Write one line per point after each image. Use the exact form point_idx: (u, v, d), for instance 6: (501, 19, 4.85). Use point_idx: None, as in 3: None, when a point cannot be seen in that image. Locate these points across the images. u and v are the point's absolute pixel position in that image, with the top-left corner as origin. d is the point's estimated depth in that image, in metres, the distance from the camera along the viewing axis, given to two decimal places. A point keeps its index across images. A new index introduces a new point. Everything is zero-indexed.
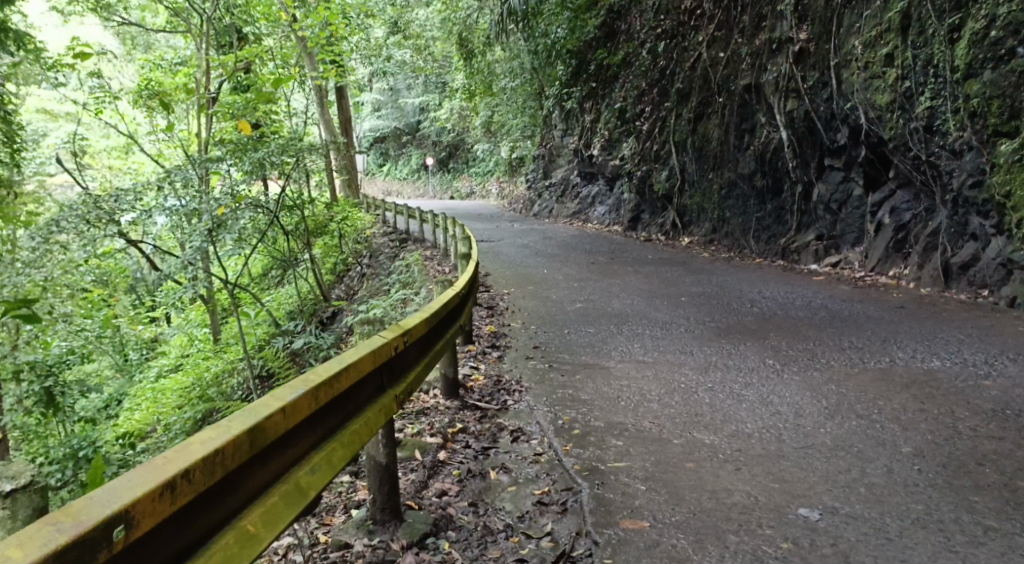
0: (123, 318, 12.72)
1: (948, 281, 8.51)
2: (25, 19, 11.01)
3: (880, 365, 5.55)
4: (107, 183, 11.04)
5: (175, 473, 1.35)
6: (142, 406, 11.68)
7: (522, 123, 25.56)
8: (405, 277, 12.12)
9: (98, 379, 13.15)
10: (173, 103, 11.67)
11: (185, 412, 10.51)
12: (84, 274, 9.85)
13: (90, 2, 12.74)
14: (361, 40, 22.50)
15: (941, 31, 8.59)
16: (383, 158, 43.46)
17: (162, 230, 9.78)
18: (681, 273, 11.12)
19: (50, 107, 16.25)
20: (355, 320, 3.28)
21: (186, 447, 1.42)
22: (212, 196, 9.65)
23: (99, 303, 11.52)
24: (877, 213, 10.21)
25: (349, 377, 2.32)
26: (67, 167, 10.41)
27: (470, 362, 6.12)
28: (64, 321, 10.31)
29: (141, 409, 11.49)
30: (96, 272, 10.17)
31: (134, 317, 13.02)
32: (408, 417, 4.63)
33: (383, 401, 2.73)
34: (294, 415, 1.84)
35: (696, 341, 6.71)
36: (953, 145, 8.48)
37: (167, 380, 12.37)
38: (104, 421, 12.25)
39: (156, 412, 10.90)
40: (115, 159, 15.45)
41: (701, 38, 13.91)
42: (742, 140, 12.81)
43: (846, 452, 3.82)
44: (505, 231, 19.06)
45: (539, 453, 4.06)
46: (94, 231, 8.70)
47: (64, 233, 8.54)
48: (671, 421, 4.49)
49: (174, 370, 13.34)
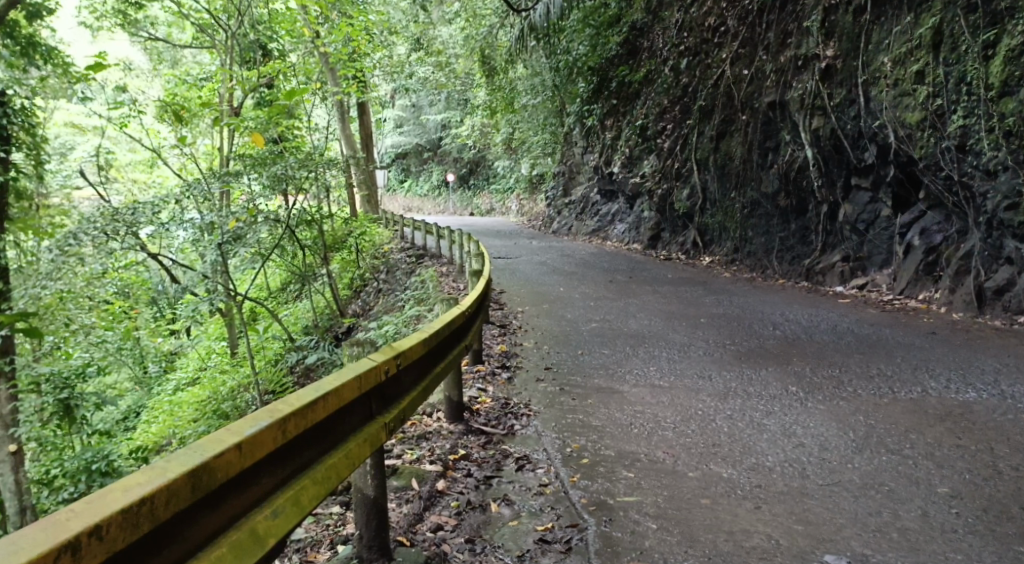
0: (142, 330, 12.70)
1: (981, 306, 8.14)
2: (54, 34, 11.12)
3: (910, 396, 5.21)
4: (130, 196, 11.06)
5: (77, 531, 1.25)
6: (159, 418, 11.60)
7: (543, 140, 25.47)
8: (419, 294, 11.96)
9: (116, 390, 13.11)
10: (196, 117, 11.68)
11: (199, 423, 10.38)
12: (104, 286, 9.83)
13: (118, 18, 12.85)
14: (384, 57, 22.60)
15: (975, 47, 8.30)
16: (404, 174, 43.52)
17: (182, 242, 9.75)
18: (701, 293, 10.84)
19: (79, 121, 16.39)
20: (343, 342, 3.05)
21: (102, 499, 1.33)
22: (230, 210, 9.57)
23: (119, 315, 11.53)
24: (905, 235, 9.87)
25: (331, 404, 2.17)
26: (92, 181, 10.44)
27: (478, 383, 5.89)
28: (85, 332, 10.29)
29: (158, 421, 11.38)
30: (116, 284, 10.15)
31: (153, 329, 13.00)
32: (408, 441, 4.41)
33: (371, 429, 2.57)
34: (252, 453, 1.71)
35: (715, 365, 6.42)
36: (987, 164, 8.14)
37: (184, 393, 12.30)
38: (121, 433, 12.18)
39: (172, 425, 10.77)
40: (139, 173, 15.53)
41: (724, 55, 13.68)
42: (766, 159, 12.53)
43: (877, 491, 3.53)
44: (523, 247, 18.85)
45: (544, 484, 3.81)
46: (112, 243, 8.61)
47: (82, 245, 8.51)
48: (686, 452, 4.21)
49: (191, 383, 13.27)
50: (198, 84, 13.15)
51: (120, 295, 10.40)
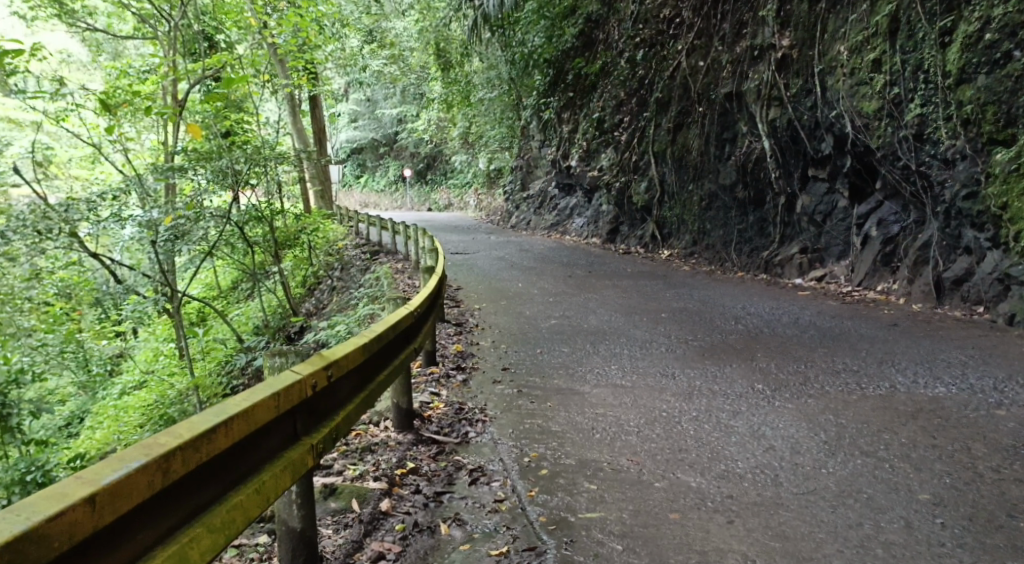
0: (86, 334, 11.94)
1: (940, 296, 8.11)
2: None
3: (879, 392, 5.05)
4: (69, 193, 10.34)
5: None
6: (101, 425, 10.83)
7: (500, 135, 25.13)
8: (373, 291, 11.51)
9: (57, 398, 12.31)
10: (137, 109, 10.99)
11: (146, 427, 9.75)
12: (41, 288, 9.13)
13: (52, 6, 12.02)
14: (336, 49, 21.97)
15: (931, 34, 8.27)
16: (359, 169, 42.52)
17: (126, 241, 9.13)
18: (662, 287, 10.63)
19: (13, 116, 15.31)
20: (264, 351, 2.65)
21: None
22: (174, 205, 8.98)
23: (60, 318, 10.80)
24: (864, 226, 9.84)
25: (238, 430, 1.79)
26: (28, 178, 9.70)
27: (431, 387, 5.52)
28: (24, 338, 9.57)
29: (102, 427, 10.65)
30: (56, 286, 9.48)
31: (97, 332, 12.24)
32: (351, 456, 4.02)
33: (295, 452, 2.17)
34: (112, 507, 1.35)
35: (678, 362, 6.19)
36: (944, 154, 8.13)
37: (130, 398, 11.58)
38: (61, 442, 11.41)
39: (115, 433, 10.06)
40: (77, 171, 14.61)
41: (681, 47, 13.57)
42: (723, 150, 12.43)
43: (855, 499, 3.31)
44: (481, 243, 18.45)
45: (500, 500, 3.48)
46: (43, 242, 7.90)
47: (12, 244, 7.84)
48: (651, 459, 3.94)
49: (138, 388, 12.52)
50: (139, 74, 12.41)
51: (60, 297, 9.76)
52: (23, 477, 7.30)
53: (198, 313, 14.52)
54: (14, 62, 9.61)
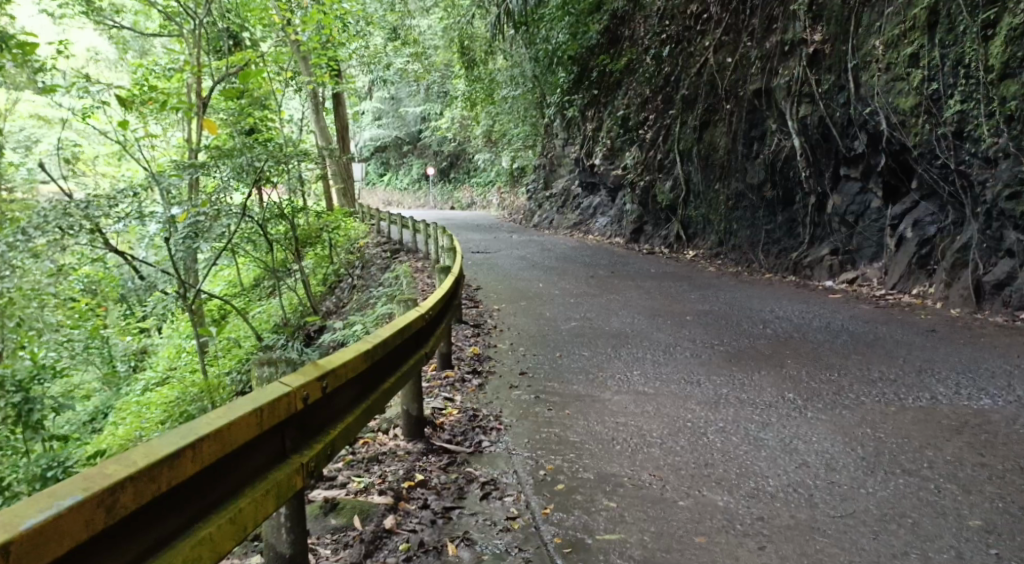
0: (112, 329, 11.93)
1: (980, 300, 7.71)
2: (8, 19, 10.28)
3: (919, 404, 4.74)
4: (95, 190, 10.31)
5: None
6: (124, 420, 10.78)
7: (523, 133, 24.90)
8: (392, 290, 11.37)
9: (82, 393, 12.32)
10: (162, 107, 10.95)
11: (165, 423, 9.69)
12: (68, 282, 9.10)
13: (80, 5, 12.03)
14: (361, 48, 21.87)
15: (973, 27, 7.88)
16: (383, 168, 42.41)
17: (148, 238, 9.05)
18: (687, 289, 10.31)
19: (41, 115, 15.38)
20: (254, 360, 2.46)
21: None
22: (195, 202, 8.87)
23: (86, 313, 10.80)
24: (898, 226, 9.44)
25: (210, 454, 1.62)
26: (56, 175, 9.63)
27: (445, 392, 5.32)
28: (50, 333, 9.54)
29: (124, 423, 10.62)
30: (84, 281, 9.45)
31: (123, 327, 12.23)
32: (357, 467, 3.83)
33: (281, 473, 1.98)
34: (35, 552, 1.21)
35: (703, 368, 5.91)
36: (986, 151, 7.75)
37: (152, 393, 11.52)
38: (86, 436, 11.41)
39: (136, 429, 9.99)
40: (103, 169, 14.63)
41: (708, 43, 13.24)
42: (751, 149, 12.07)
43: (899, 526, 3.03)
44: (503, 242, 18.23)
45: (512, 518, 3.26)
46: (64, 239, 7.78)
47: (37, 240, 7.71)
48: (675, 474, 3.70)
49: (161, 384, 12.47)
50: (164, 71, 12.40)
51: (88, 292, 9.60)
52: (43, 473, 7.15)
53: (219, 311, 14.49)
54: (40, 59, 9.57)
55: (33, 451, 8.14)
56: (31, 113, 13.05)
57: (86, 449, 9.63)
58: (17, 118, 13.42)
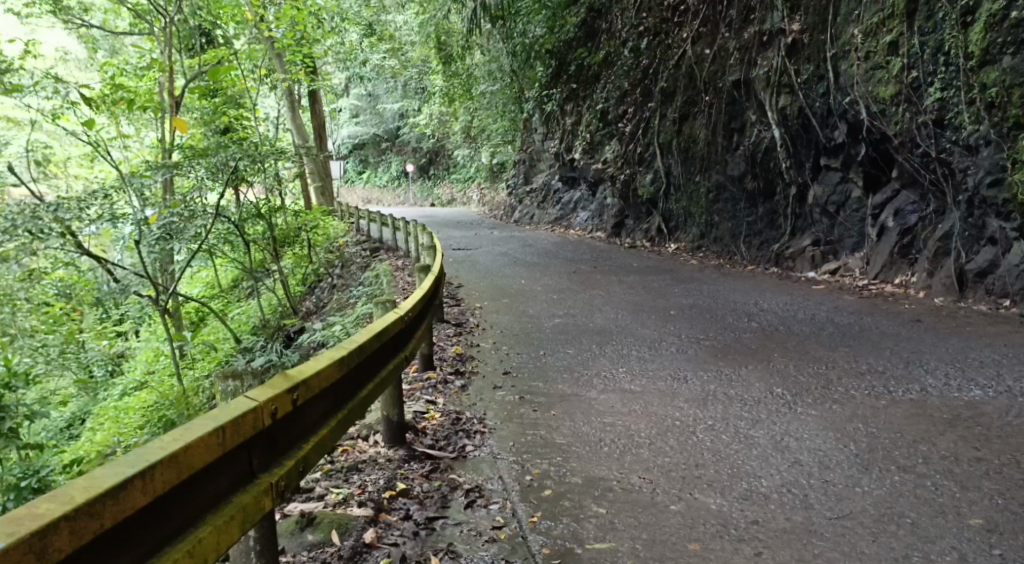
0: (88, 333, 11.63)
1: (963, 289, 7.71)
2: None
3: (909, 397, 4.68)
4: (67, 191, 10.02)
5: None
6: (101, 426, 10.50)
7: (502, 128, 24.71)
8: (372, 289, 11.17)
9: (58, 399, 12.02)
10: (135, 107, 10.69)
11: (143, 428, 9.40)
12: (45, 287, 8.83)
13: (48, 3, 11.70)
14: (337, 44, 21.55)
15: (952, 14, 7.87)
16: (361, 166, 41.91)
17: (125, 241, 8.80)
18: (670, 282, 10.23)
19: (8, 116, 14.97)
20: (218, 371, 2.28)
21: None
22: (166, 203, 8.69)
23: (60, 318, 10.50)
24: (879, 216, 9.43)
25: (164, 482, 1.45)
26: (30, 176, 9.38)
27: (426, 395, 5.16)
28: (26, 338, 9.28)
29: (102, 429, 10.34)
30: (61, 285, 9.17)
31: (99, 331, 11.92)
32: (336, 477, 3.66)
33: (247, 496, 1.80)
34: None
35: (690, 364, 5.82)
36: (967, 139, 7.74)
37: (131, 398, 11.24)
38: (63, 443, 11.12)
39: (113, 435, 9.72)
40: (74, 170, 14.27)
41: (686, 35, 13.16)
42: (731, 140, 12.01)
43: (898, 527, 2.97)
44: (484, 238, 18.05)
45: (498, 527, 3.12)
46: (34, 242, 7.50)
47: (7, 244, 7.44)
48: (665, 476, 3.58)
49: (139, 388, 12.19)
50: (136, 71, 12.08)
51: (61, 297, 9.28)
52: (17, 483, 6.78)
53: (196, 313, 14.19)
54: (6, 59, 9.28)
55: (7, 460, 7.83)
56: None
57: (62, 457, 9.34)
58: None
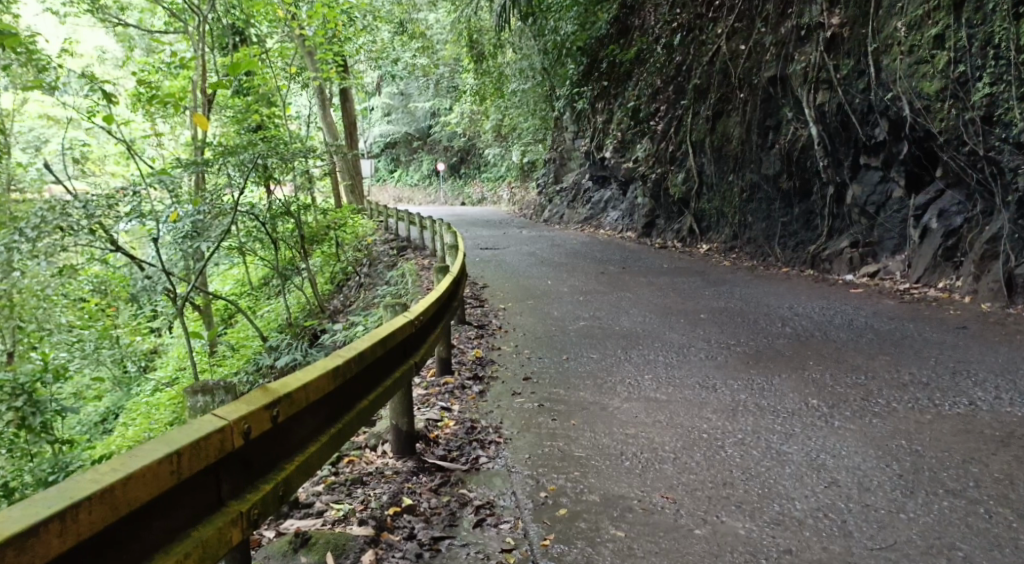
0: (123, 328, 11.73)
1: (1012, 295, 7.26)
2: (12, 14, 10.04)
3: (957, 411, 4.35)
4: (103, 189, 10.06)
5: None
6: (133, 421, 10.54)
7: (533, 127, 24.46)
8: (397, 289, 11.07)
9: (93, 394, 12.15)
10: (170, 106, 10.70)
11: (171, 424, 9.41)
12: (83, 283, 8.91)
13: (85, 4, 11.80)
14: (368, 43, 21.48)
15: (1004, 5, 7.43)
16: (393, 164, 42.10)
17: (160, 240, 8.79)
18: (701, 284, 9.90)
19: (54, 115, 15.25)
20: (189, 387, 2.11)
21: None
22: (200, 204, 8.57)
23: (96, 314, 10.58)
24: (922, 217, 8.98)
25: (92, 521, 1.30)
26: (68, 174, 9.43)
27: (441, 401, 4.97)
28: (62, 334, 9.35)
29: (133, 423, 10.37)
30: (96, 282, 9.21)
31: (134, 327, 12.00)
32: (339, 491, 3.48)
33: (209, 528, 1.64)
34: None
35: (720, 372, 5.53)
36: (1018, 136, 7.29)
37: (162, 394, 11.27)
38: (97, 437, 11.22)
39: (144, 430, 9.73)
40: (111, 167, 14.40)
41: (720, 30, 12.78)
42: (766, 138, 11.61)
43: (948, 561, 2.69)
44: (512, 238, 17.81)
45: (508, 549, 2.92)
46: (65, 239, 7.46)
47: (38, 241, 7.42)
48: (690, 496, 3.33)
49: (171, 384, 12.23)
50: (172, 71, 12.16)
51: (96, 294, 9.33)
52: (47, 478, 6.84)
53: (227, 310, 14.24)
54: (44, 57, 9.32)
55: (42, 453, 7.84)
56: (40, 114, 12.85)
57: (93, 451, 9.40)
58: (28, 117, 13.31)
